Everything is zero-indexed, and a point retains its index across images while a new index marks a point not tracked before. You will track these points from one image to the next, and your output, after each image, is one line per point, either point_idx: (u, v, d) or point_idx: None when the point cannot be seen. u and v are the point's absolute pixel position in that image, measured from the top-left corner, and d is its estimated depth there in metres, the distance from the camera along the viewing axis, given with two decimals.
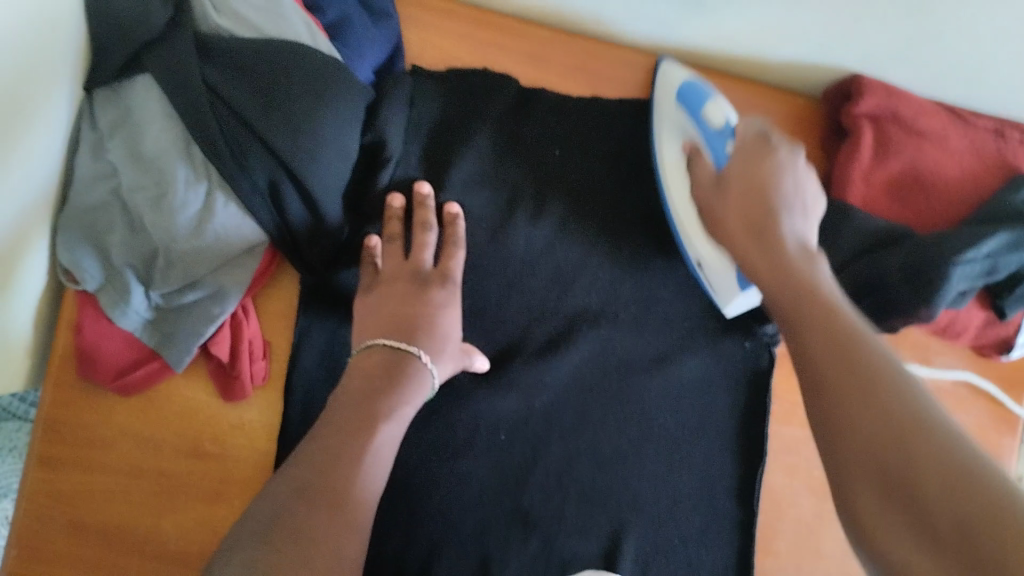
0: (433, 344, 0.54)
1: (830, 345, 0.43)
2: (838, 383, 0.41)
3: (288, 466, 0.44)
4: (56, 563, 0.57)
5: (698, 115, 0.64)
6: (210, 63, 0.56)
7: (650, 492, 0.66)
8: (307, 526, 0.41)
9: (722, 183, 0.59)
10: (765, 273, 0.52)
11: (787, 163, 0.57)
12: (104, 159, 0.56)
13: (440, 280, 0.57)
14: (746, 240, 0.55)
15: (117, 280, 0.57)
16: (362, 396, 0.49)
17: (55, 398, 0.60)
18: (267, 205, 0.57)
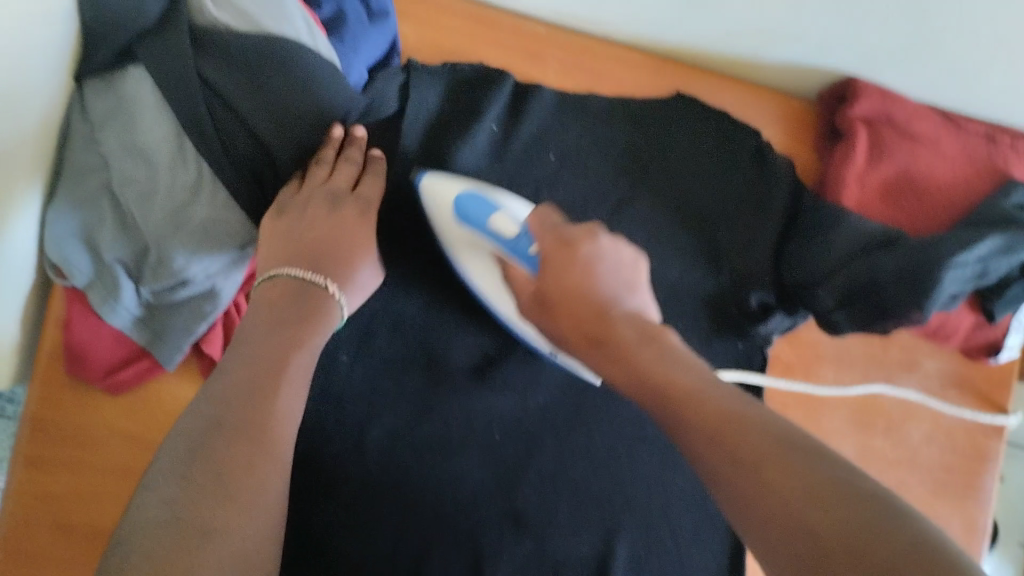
0: (342, 276, 0.55)
1: (728, 471, 0.40)
2: (749, 490, 0.38)
3: (205, 401, 0.43)
4: (45, 566, 0.57)
5: (484, 231, 0.58)
6: (203, 54, 0.55)
7: (644, 492, 0.66)
8: (226, 463, 0.40)
9: (546, 297, 0.52)
10: (625, 387, 0.47)
11: (599, 261, 0.51)
12: (95, 152, 0.55)
13: (353, 204, 0.57)
14: (597, 355, 0.49)
15: (107, 275, 0.56)
16: (264, 332, 0.48)
17: (43, 398, 0.59)
18: (246, 184, 0.57)
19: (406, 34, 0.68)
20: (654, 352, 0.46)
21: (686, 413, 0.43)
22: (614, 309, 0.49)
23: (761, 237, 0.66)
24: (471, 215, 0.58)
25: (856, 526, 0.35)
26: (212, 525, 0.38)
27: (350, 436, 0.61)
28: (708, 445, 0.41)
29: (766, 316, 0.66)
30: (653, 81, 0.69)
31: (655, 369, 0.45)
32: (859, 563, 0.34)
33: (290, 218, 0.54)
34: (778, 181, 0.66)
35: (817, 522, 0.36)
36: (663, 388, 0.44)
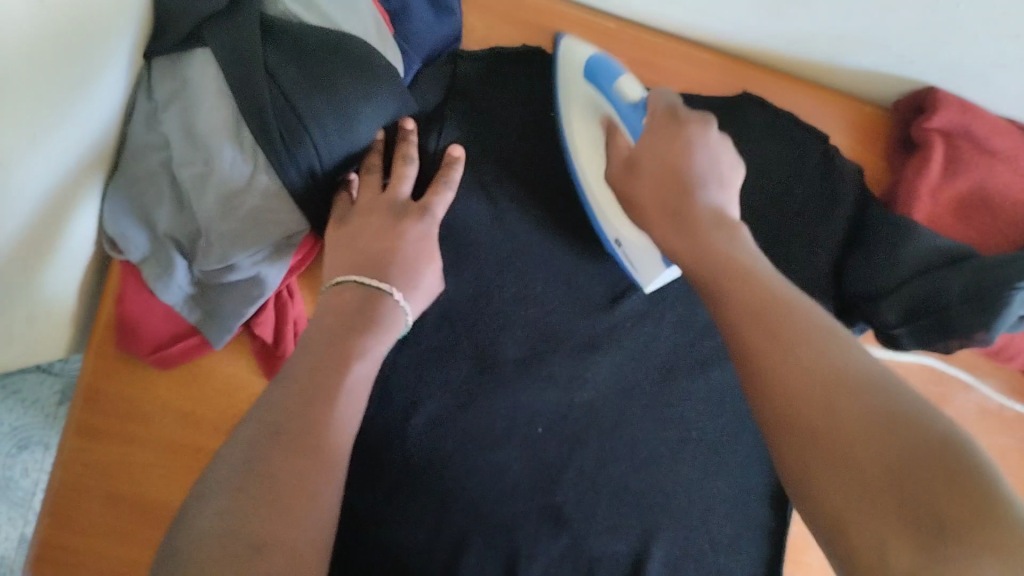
0: (405, 281, 0.54)
1: (765, 333, 0.39)
2: (779, 355, 0.38)
3: (262, 408, 0.43)
4: (90, 532, 0.58)
5: (608, 90, 0.61)
6: (270, 43, 0.53)
7: (685, 498, 0.65)
8: (283, 466, 0.40)
9: (636, 165, 0.54)
10: (685, 260, 0.47)
11: (699, 139, 0.52)
12: (156, 130, 0.55)
13: (417, 214, 0.57)
14: (664, 227, 0.50)
15: (160, 253, 0.56)
16: (333, 331, 0.48)
17: (96, 368, 0.59)
18: (303, 175, 0.55)
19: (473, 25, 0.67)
20: (727, 237, 0.46)
21: (737, 284, 0.43)
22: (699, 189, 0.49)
23: (829, 241, 0.64)
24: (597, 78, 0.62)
25: (873, 406, 0.35)
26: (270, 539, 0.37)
27: (396, 424, 0.61)
28: (748, 316, 0.40)
29: None
30: (722, 80, 0.67)
31: (725, 248, 0.45)
32: (879, 441, 0.34)
33: (351, 224, 0.55)
34: (843, 191, 0.65)
35: (842, 420, 0.35)
36: (728, 265, 0.44)
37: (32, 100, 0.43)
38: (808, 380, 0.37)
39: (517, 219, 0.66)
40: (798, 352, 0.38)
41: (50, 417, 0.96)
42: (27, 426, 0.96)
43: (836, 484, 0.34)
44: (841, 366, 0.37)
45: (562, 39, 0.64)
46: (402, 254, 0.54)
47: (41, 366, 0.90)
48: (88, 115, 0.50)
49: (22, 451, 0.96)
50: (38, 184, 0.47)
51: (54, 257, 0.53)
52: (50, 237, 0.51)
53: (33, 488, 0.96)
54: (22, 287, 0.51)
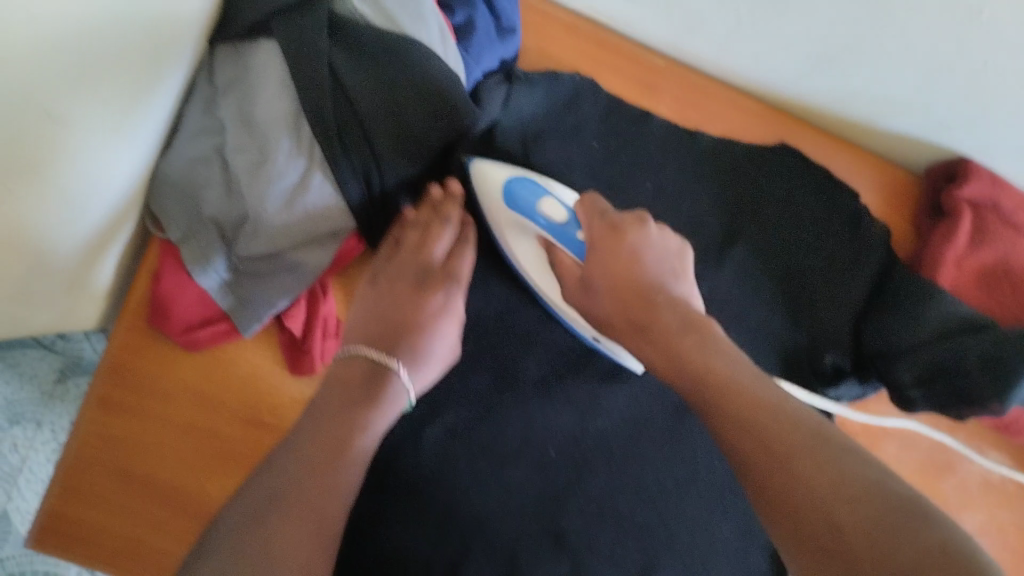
0: (414, 358, 0.55)
1: (757, 452, 0.40)
2: (778, 472, 0.39)
3: (265, 473, 0.45)
4: (95, 506, 0.58)
5: (532, 212, 0.60)
6: (338, 47, 0.55)
7: (688, 535, 0.65)
8: (281, 532, 0.42)
9: (588, 280, 0.54)
10: (659, 366, 0.48)
11: (642, 244, 0.53)
12: (214, 115, 0.57)
13: (444, 280, 0.59)
14: (635, 337, 0.50)
15: (200, 236, 0.57)
16: (337, 405, 0.50)
17: (124, 341, 0.60)
18: (359, 183, 0.57)
19: (528, 49, 0.68)
20: (697, 341, 0.47)
21: (722, 399, 0.43)
22: (660, 296, 0.50)
23: (852, 296, 0.65)
24: (520, 204, 0.60)
25: (877, 514, 0.36)
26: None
27: (410, 434, 0.62)
28: (736, 432, 0.41)
29: (839, 379, 0.64)
30: (761, 129, 0.69)
31: (696, 354, 0.46)
32: (883, 556, 0.34)
33: (380, 287, 0.58)
34: (870, 247, 0.66)
35: (835, 515, 0.36)
36: (699, 374, 0.45)
37: (101, 101, 0.46)
38: (810, 490, 0.38)
39: None
40: (797, 463, 0.39)
41: (46, 395, 0.96)
42: (20, 401, 0.95)
43: None
44: (840, 473, 0.38)
45: (474, 163, 0.61)
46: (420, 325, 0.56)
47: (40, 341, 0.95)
48: (156, 118, 0.53)
49: (13, 425, 0.95)
50: (100, 180, 0.50)
51: (106, 250, 0.56)
52: (105, 231, 0.54)
53: (19, 465, 0.94)
54: (66, 271, 0.53)
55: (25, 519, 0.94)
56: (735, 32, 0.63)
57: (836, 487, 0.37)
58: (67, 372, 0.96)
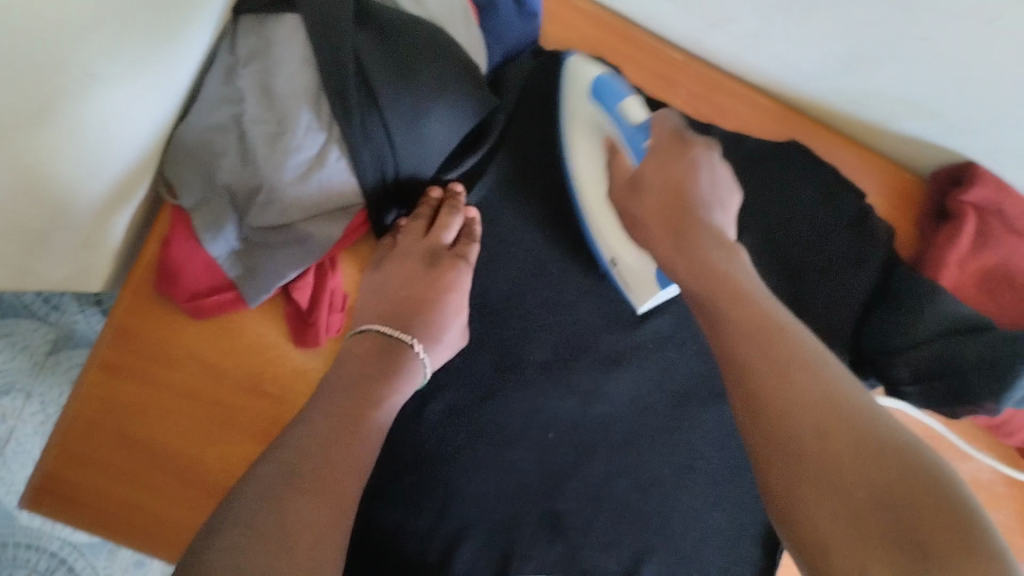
0: (428, 333, 0.58)
1: (757, 360, 0.43)
2: (769, 383, 0.42)
3: (285, 445, 0.46)
4: (94, 469, 0.59)
5: (612, 106, 0.62)
6: (361, 29, 0.55)
7: (682, 525, 0.66)
8: (299, 503, 0.43)
9: (638, 184, 0.58)
10: (682, 274, 0.52)
11: (701, 164, 0.57)
12: (233, 85, 0.57)
13: (453, 264, 0.60)
14: (668, 246, 0.54)
15: (214, 203, 0.57)
16: (354, 377, 0.53)
17: (130, 306, 0.59)
18: (374, 168, 0.56)
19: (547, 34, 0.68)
20: (726, 257, 0.51)
21: (737, 307, 0.47)
22: (700, 217, 0.55)
23: (855, 294, 0.66)
24: (602, 97, 0.63)
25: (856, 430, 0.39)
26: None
27: (414, 413, 0.62)
28: (744, 339, 0.45)
29: None
30: (774, 125, 0.70)
31: (721, 267, 0.50)
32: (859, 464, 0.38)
33: (388, 268, 0.60)
34: (876, 246, 0.66)
35: (823, 419, 0.40)
36: (721, 282, 0.49)
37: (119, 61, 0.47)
38: (796, 406, 0.41)
39: (559, 228, 0.67)
40: (790, 376, 0.42)
41: (36, 366, 0.94)
42: (10, 371, 0.93)
43: (822, 513, 0.37)
44: (830, 393, 0.41)
45: (571, 57, 0.65)
46: (435, 303, 0.59)
47: (34, 312, 0.94)
48: (174, 91, 0.54)
49: (1, 396, 0.93)
50: (116, 145, 0.50)
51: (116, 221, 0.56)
52: (116, 201, 0.54)
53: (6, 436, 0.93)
54: (75, 238, 0.53)
55: (10, 492, 0.93)
56: (754, 31, 0.63)
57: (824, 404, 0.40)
58: (58, 345, 0.94)
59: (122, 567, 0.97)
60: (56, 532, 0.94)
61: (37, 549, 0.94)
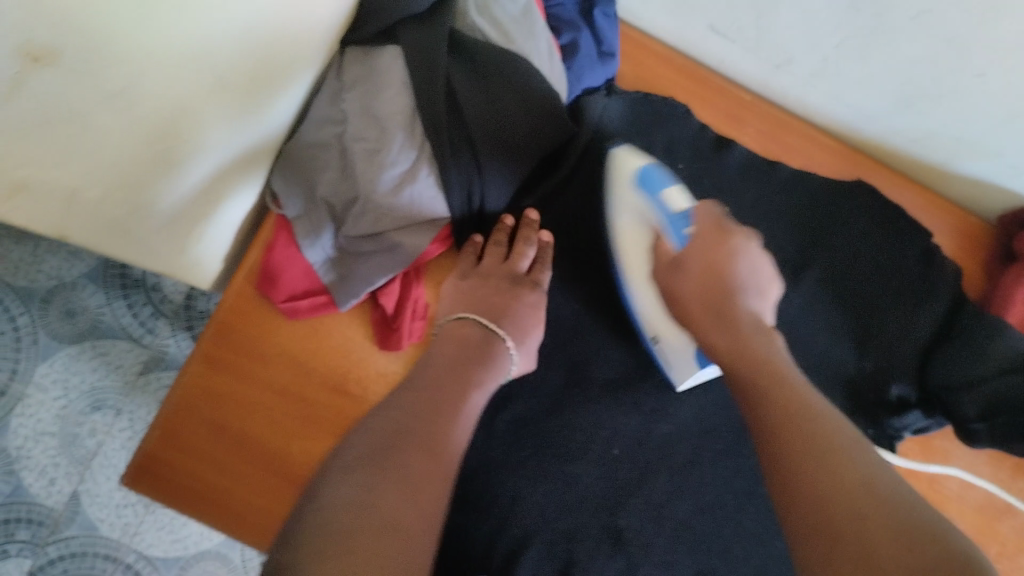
0: (517, 331, 0.62)
1: (781, 391, 0.50)
2: (789, 405, 0.49)
3: (378, 418, 0.51)
4: (188, 451, 0.64)
5: (655, 199, 0.63)
6: (455, 60, 0.62)
7: (743, 550, 0.66)
8: (402, 464, 0.48)
9: (681, 264, 0.60)
10: (724, 353, 0.55)
11: (741, 248, 0.59)
12: (338, 107, 0.63)
13: (533, 285, 0.65)
14: (709, 325, 0.57)
15: (314, 214, 0.63)
16: (455, 356, 0.58)
17: (232, 305, 0.65)
18: (461, 188, 0.62)
19: (624, 74, 0.74)
20: (765, 340, 0.54)
21: (771, 376, 0.51)
22: (738, 296, 0.57)
23: (922, 326, 0.67)
24: (648, 189, 0.63)
25: (854, 451, 0.46)
26: (404, 521, 0.45)
27: (483, 418, 0.65)
28: (766, 375, 0.51)
29: (904, 410, 0.66)
30: (840, 166, 0.73)
31: (761, 348, 0.53)
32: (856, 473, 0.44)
33: (473, 279, 0.64)
34: (942, 283, 0.68)
35: (857, 504, 0.42)
36: (749, 352, 0.53)
37: (238, 84, 0.54)
38: (814, 426, 0.47)
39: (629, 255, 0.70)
40: (806, 406, 0.49)
41: (128, 384, 0.99)
42: (104, 388, 0.99)
43: (836, 495, 0.43)
44: (835, 425, 0.47)
45: (617, 148, 0.66)
46: (514, 311, 0.63)
47: (132, 334, 1.00)
48: (281, 115, 0.60)
49: (94, 411, 0.98)
50: (219, 154, 0.56)
51: (214, 232, 0.61)
52: (215, 213, 0.59)
53: (94, 450, 0.98)
54: (169, 237, 0.58)
55: (94, 503, 0.97)
56: (819, 72, 0.67)
57: (832, 430, 0.47)
58: (151, 366, 1.00)
59: None
60: (133, 546, 0.98)
61: (114, 561, 0.97)
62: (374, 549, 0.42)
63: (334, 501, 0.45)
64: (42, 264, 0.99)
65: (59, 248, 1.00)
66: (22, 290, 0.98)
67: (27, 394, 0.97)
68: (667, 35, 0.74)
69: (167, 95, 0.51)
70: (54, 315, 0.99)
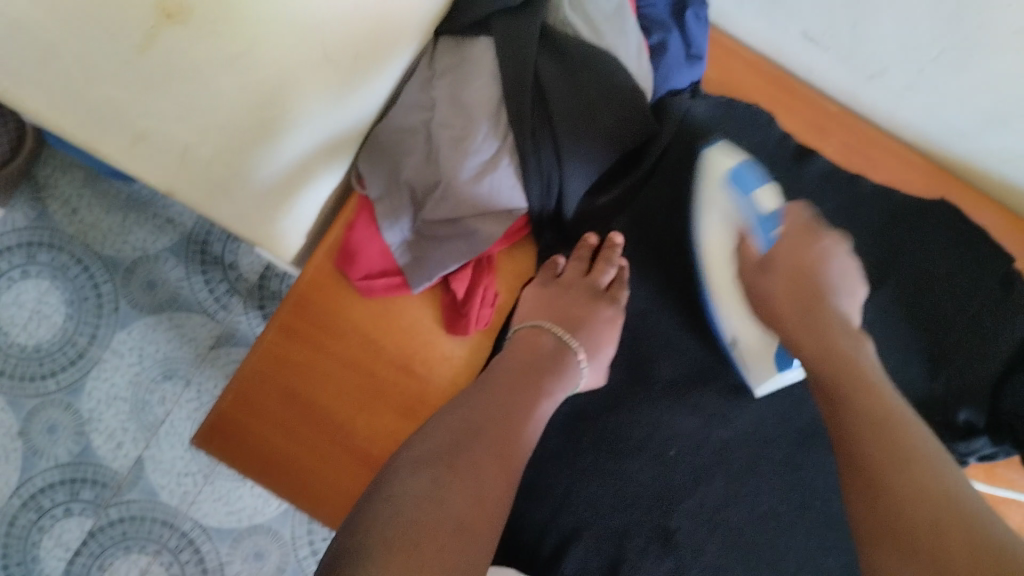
0: (589, 343, 0.63)
1: (868, 411, 0.50)
2: (874, 428, 0.49)
3: (451, 414, 0.51)
4: (258, 416, 0.66)
5: (746, 200, 0.64)
6: (544, 54, 0.63)
7: (795, 562, 0.65)
8: (467, 463, 0.47)
9: (768, 264, 0.61)
10: (811, 354, 0.56)
11: (833, 253, 0.61)
12: (427, 93, 0.64)
13: (608, 299, 0.65)
14: (798, 327, 0.58)
15: (395, 196, 0.65)
16: (529, 364, 0.59)
17: (310, 280, 0.66)
18: (540, 181, 0.63)
19: (710, 78, 0.74)
20: (852, 344, 0.56)
21: (863, 391, 0.51)
22: (830, 304, 0.58)
23: (999, 352, 0.66)
24: (738, 189, 0.64)
25: (939, 478, 0.45)
26: (466, 521, 0.44)
27: None
28: (857, 390, 0.52)
29: (972, 436, 0.65)
30: (924, 183, 0.72)
31: (849, 353, 0.55)
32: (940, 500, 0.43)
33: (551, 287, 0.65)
34: (1020, 311, 0.67)
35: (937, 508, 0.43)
36: (841, 360, 0.54)
37: (342, 61, 0.56)
38: (900, 449, 0.47)
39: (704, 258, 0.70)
40: (889, 425, 0.49)
41: (199, 356, 1.03)
42: (176, 358, 1.03)
43: (919, 520, 0.43)
44: (922, 451, 0.47)
45: (706, 150, 0.66)
46: (589, 322, 0.63)
47: (207, 308, 1.04)
48: (372, 97, 0.63)
49: (166, 379, 1.02)
50: (316, 126, 0.59)
51: (302, 199, 0.64)
52: (303, 181, 0.62)
53: (161, 417, 1.02)
54: (260, 201, 0.60)
55: (157, 469, 1.01)
56: (911, 87, 0.67)
57: (916, 454, 0.46)
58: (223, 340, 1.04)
59: (243, 558, 1.02)
60: (189, 514, 1.01)
61: (171, 527, 1.00)
62: (440, 547, 0.42)
63: (404, 493, 0.44)
64: (129, 235, 1.03)
65: (146, 220, 1.04)
66: (108, 258, 1.02)
67: (104, 358, 1.01)
68: (755, 40, 0.74)
69: (281, 63, 0.53)
70: (135, 286, 1.03)
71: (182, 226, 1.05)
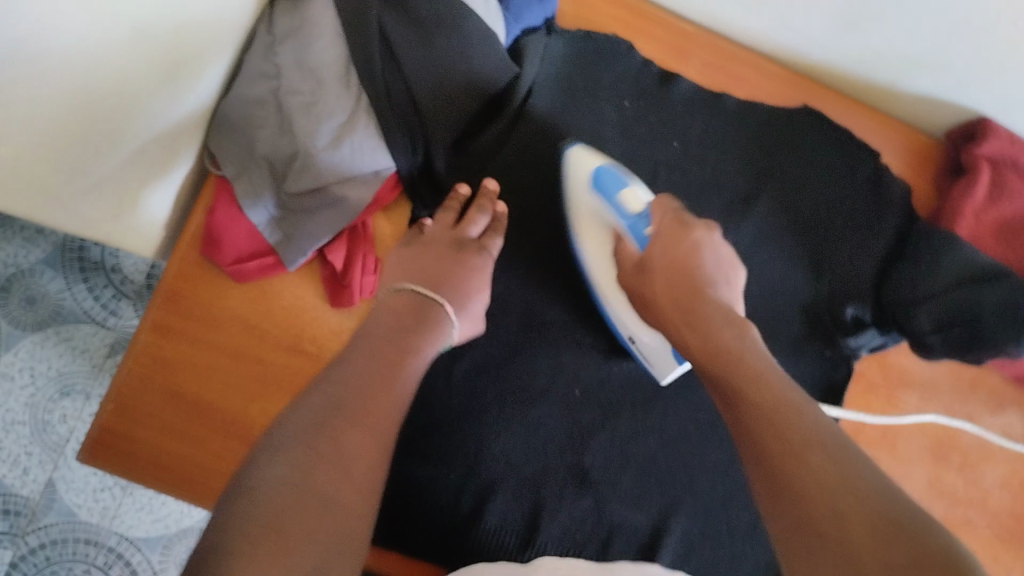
0: (458, 300, 0.60)
1: (746, 379, 0.46)
2: (756, 396, 0.45)
3: (321, 387, 0.49)
4: (143, 422, 0.63)
5: (612, 202, 0.62)
6: (386, 7, 0.59)
7: (710, 479, 0.67)
8: (340, 441, 0.46)
9: (645, 265, 0.58)
10: (692, 346, 0.52)
11: (704, 241, 0.57)
12: (271, 59, 0.60)
13: (476, 251, 0.63)
14: (678, 322, 0.54)
15: (254, 173, 0.61)
16: (396, 329, 0.55)
17: (177, 272, 0.63)
18: (406, 143, 0.61)
19: (565, 12, 0.73)
20: (730, 326, 0.51)
21: (734, 361, 0.48)
22: (707, 290, 0.54)
23: (870, 251, 0.68)
24: (604, 191, 0.62)
25: (829, 443, 0.41)
26: (336, 500, 0.43)
27: (442, 367, 0.65)
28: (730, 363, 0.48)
29: (859, 330, 0.68)
30: (787, 92, 0.73)
31: (727, 337, 0.50)
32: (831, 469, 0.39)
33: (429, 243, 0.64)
34: (891, 205, 0.70)
35: (826, 475, 0.39)
36: (711, 339, 0.50)
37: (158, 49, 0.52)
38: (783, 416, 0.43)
39: None
40: (770, 390, 0.45)
41: (96, 367, 0.98)
42: (71, 372, 0.97)
43: (815, 495, 0.38)
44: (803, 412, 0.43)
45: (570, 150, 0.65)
46: (455, 275, 0.61)
47: (94, 316, 0.98)
48: (211, 72, 0.59)
49: (64, 396, 0.97)
50: (143, 116, 0.55)
51: (144, 185, 0.60)
52: (139, 171, 0.59)
53: (67, 435, 0.96)
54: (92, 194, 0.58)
55: (70, 489, 0.96)
56: None
57: (799, 422, 0.42)
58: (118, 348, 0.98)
59: (175, 564, 0.98)
60: (113, 528, 0.96)
61: (96, 545, 0.96)
62: (312, 531, 0.40)
63: (268, 481, 0.42)
64: None
65: (13, 233, 0.97)
66: None
67: None
68: None
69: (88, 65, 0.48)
70: (14, 302, 0.97)
71: (53, 234, 0.98)
